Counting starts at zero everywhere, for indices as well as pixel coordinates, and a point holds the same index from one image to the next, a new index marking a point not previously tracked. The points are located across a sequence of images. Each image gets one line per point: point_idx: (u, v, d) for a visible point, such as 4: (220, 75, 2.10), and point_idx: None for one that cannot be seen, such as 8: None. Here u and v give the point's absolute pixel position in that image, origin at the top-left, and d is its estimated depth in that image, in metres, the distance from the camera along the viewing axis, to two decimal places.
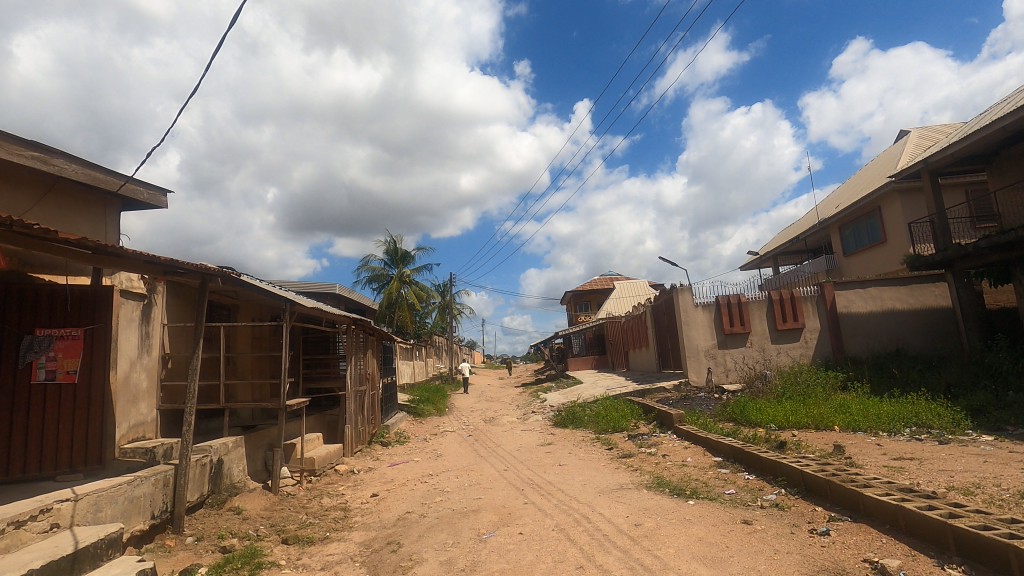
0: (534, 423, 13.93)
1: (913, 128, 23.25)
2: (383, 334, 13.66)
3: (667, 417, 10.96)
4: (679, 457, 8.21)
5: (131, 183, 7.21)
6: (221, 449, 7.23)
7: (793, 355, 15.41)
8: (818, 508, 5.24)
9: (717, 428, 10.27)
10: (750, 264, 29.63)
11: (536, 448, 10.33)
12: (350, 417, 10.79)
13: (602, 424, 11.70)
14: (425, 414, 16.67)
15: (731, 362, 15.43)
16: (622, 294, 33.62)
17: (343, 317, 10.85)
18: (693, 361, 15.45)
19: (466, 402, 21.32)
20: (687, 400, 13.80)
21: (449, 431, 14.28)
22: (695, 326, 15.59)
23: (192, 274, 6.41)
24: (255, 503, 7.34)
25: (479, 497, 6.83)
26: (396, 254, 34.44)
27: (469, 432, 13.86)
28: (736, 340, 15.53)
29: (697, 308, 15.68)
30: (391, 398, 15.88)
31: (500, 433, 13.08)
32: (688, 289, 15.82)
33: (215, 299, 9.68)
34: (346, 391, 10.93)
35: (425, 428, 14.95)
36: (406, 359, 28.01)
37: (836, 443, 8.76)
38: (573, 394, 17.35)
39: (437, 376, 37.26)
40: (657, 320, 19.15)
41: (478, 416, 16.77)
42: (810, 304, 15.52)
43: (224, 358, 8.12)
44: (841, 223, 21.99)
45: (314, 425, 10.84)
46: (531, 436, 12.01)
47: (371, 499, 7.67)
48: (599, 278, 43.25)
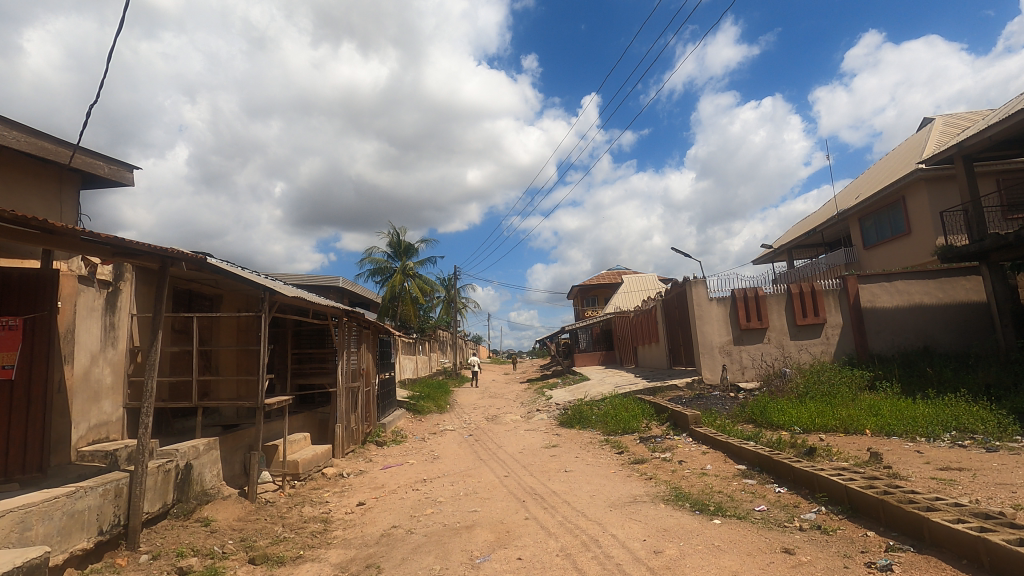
0: (538, 423, 13.18)
1: (938, 116, 22.21)
2: (380, 327, 12.94)
3: (681, 418, 10.18)
4: (697, 464, 7.42)
5: (88, 155, 6.55)
6: (190, 453, 6.52)
7: (813, 352, 14.56)
8: (870, 533, 4.46)
9: (736, 431, 9.47)
10: (764, 258, 28.68)
11: (539, 451, 9.56)
12: (341, 416, 10.08)
13: (611, 425, 10.91)
14: (425, 411, 15.97)
15: (747, 360, 14.59)
16: (630, 288, 32.73)
17: (335, 309, 10.11)
18: (707, 358, 14.64)
19: (469, 398, 20.60)
20: (701, 399, 13.02)
21: (449, 430, 13.56)
22: (709, 321, 14.77)
23: (149, 258, 5.68)
24: (227, 513, 6.63)
25: (475, 509, 6.09)
26: (399, 247, 33.76)
27: (470, 431, 13.12)
28: (752, 335, 14.69)
29: (712, 302, 14.86)
30: (390, 395, 15.20)
31: (502, 433, 12.33)
32: (702, 282, 14.99)
33: (195, 289, 8.97)
34: (337, 388, 10.23)
35: (424, 426, 14.24)
36: (409, 354, 27.36)
37: (871, 450, 7.93)
38: (580, 391, 16.60)
39: (441, 371, 36.63)
40: (668, 315, 18.34)
41: (480, 414, 16.05)
42: (831, 298, 14.67)
43: (197, 352, 7.37)
44: (863, 214, 21.00)
45: (303, 424, 10.14)
46: (535, 437, 11.25)
47: (356, 509, 6.93)
48: (606, 273, 42.40)
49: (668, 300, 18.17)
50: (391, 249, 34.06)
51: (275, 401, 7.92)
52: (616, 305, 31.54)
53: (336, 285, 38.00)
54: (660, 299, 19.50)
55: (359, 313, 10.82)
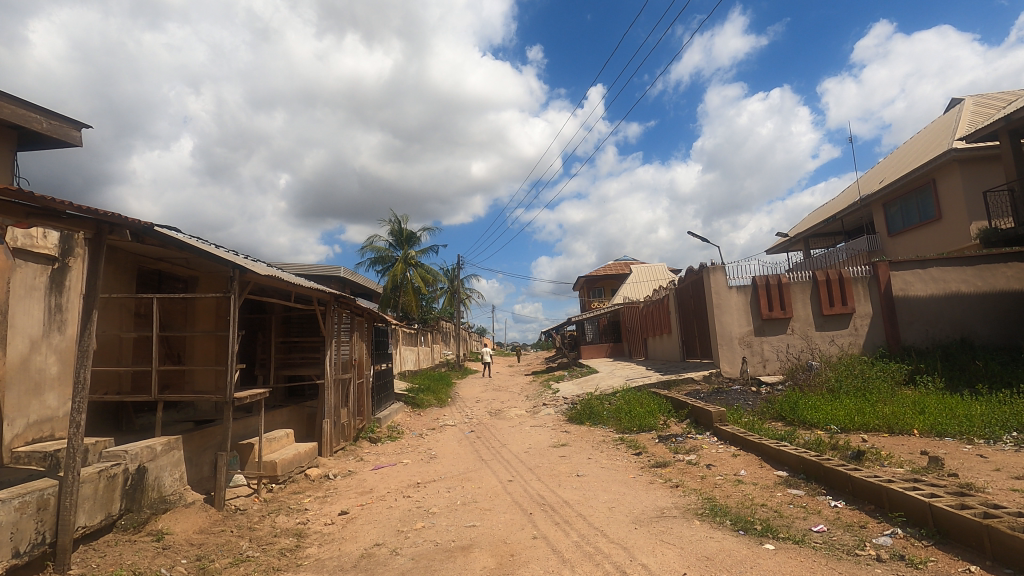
0: (545, 418, 12.26)
1: (968, 96, 21.01)
2: (375, 315, 12.01)
3: (703, 415, 9.22)
4: (728, 470, 6.47)
5: (23, 109, 5.75)
6: (143, 455, 5.63)
7: (841, 343, 13.54)
8: (974, 568, 3.51)
9: (766, 430, 8.52)
10: (779, 248, 27.61)
11: (547, 451, 8.64)
12: (329, 411, 9.19)
13: (625, 423, 9.97)
14: (424, 405, 15.08)
15: (769, 352, 13.60)
16: (639, 278, 31.68)
17: (323, 293, 9.16)
18: (726, 350, 13.66)
19: (472, 391, 19.71)
20: (721, 395, 12.07)
21: (449, 425, 12.67)
22: (728, 310, 13.78)
23: (80, 224, 4.74)
24: (188, 523, 5.74)
25: (474, 524, 5.16)
26: (401, 236, 32.81)
27: (471, 426, 12.20)
28: (775, 326, 13.69)
29: (731, 289, 13.89)
30: (387, 387, 14.33)
31: (506, 429, 11.40)
32: (722, 268, 13.98)
33: (164, 269, 8.06)
34: (324, 380, 9.32)
35: (423, 421, 13.35)
36: (410, 345, 26.53)
37: (926, 453, 6.96)
38: (588, 384, 15.67)
39: (443, 363, 35.71)
40: (682, 304, 17.36)
41: (483, 408, 15.15)
42: (860, 286, 13.65)
43: (155, 338, 6.36)
44: (888, 199, 19.88)
45: (287, 419, 9.24)
46: (542, 434, 10.31)
47: (338, 519, 6.01)
48: (614, 264, 41.40)
49: (682, 289, 17.18)
50: (392, 238, 33.07)
51: (250, 394, 7.01)
52: (624, 296, 30.54)
53: (337, 275, 37.32)
54: (673, 288, 18.50)
55: (350, 299, 9.86)
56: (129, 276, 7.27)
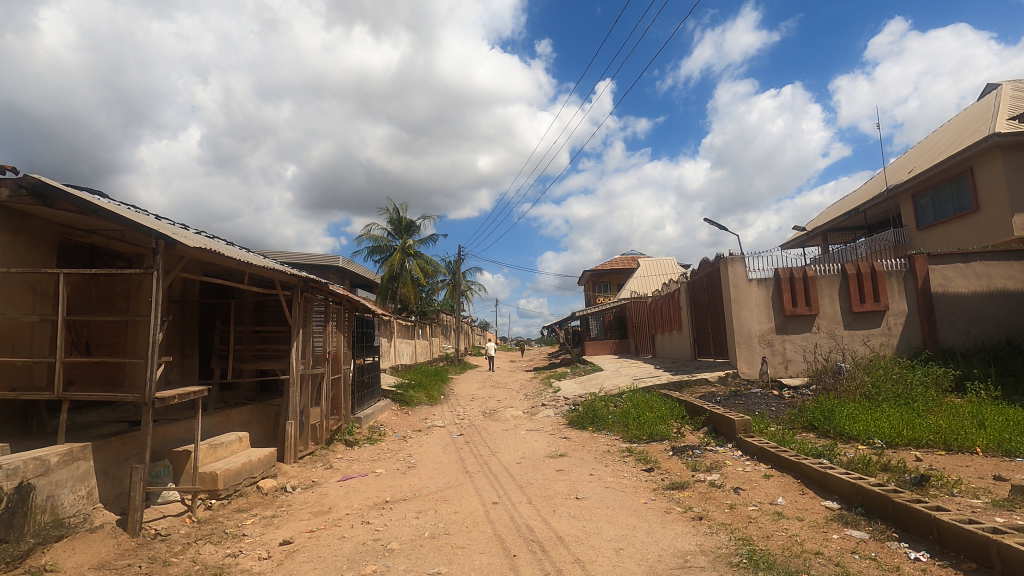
0: (543, 421, 11.07)
1: (1004, 82, 19.61)
2: (357, 304, 10.81)
3: (724, 423, 7.98)
4: (764, 499, 5.23)
5: None
6: (28, 469, 4.44)
7: (872, 344, 12.26)
8: None
9: (798, 443, 7.32)
10: (795, 242, 26.29)
11: (542, 463, 7.44)
12: (294, 411, 8.04)
13: (632, 430, 8.75)
14: (413, 402, 13.92)
15: (792, 352, 12.34)
16: (646, 272, 30.38)
17: (289, 276, 8.00)
18: (744, 349, 12.43)
19: (468, 388, 18.54)
20: (741, 399, 10.83)
21: (437, 426, 11.51)
22: (747, 305, 12.54)
23: None
24: (87, 555, 4.56)
25: (439, 571, 3.95)
26: (400, 225, 31.66)
27: (462, 429, 11.01)
28: (799, 324, 12.42)
29: (751, 282, 12.63)
30: (372, 384, 13.17)
31: (498, 433, 10.19)
32: (741, 259, 12.71)
33: (98, 244, 6.89)
34: (289, 376, 8.14)
35: (409, 421, 12.18)
36: (405, 338, 25.41)
37: (1002, 478, 5.74)
38: (592, 383, 14.46)
39: (443, 357, 34.55)
40: (695, 299, 16.11)
41: (477, 408, 13.97)
42: (894, 281, 12.37)
43: (60, 323, 5.17)
44: (917, 190, 18.50)
45: (246, 420, 8.09)
46: (539, 441, 9.10)
47: (276, 552, 4.81)
48: (621, 258, 40.15)
49: (695, 282, 15.93)
50: (391, 226, 31.94)
51: (189, 390, 5.77)
52: (630, 291, 29.30)
53: (336, 265, 36.42)
54: (685, 282, 17.23)
55: (323, 284, 8.63)
56: (45, 248, 6.10)
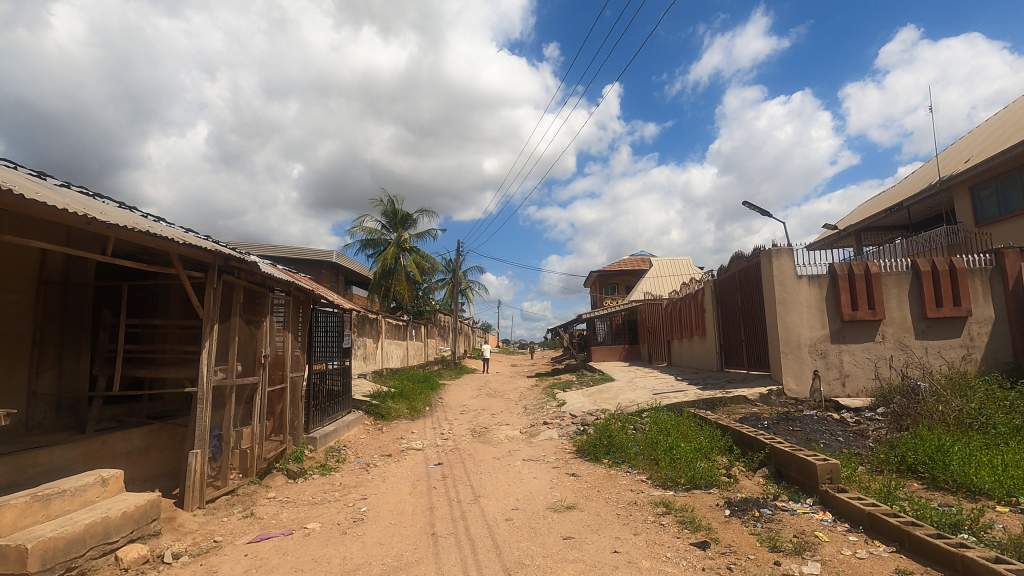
0: (546, 447, 8.83)
1: None
2: (314, 296, 8.63)
3: (797, 467, 5.72)
4: None
5: None
6: None
7: (950, 357, 10.02)
8: None
9: (914, 499, 5.09)
10: (824, 243, 23.98)
11: (543, 524, 5.18)
12: (201, 439, 5.83)
13: (664, 469, 6.55)
14: (391, 415, 11.71)
15: (851, 366, 10.11)
16: (659, 272, 28.12)
17: (200, 253, 5.76)
18: (792, 361, 10.18)
19: (461, 397, 16.32)
20: (797, 426, 8.54)
21: (413, 449, 9.29)
22: (796, 307, 10.30)
23: None
24: None
25: None
26: (395, 217, 29.48)
27: (443, 455, 8.80)
28: (859, 331, 10.17)
29: (801, 280, 10.39)
30: (341, 393, 10.97)
31: (488, 464, 7.96)
32: (789, 252, 10.49)
33: None
34: (197, 391, 5.90)
35: (381, 440, 9.97)
36: (395, 339, 23.24)
37: None
38: (603, 397, 12.20)
39: (439, 360, 32.37)
40: (725, 300, 13.86)
41: (467, 424, 11.74)
42: (976, 280, 10.11)
43: None
44: (977, 180, 16.18)
45: (136, 449, 5.91)
46: (539, 481, 6.84)
47: None
48: (630, 259, 37.92)
49: (726, 280, 13.71)
50: (385, 219, 29.79)
51: None
52: (641, 292, 27.06)
53: (329, 260, 34.45)
54: (712, 280, 14.98)
55: (254, 265, 6.41)
56: None
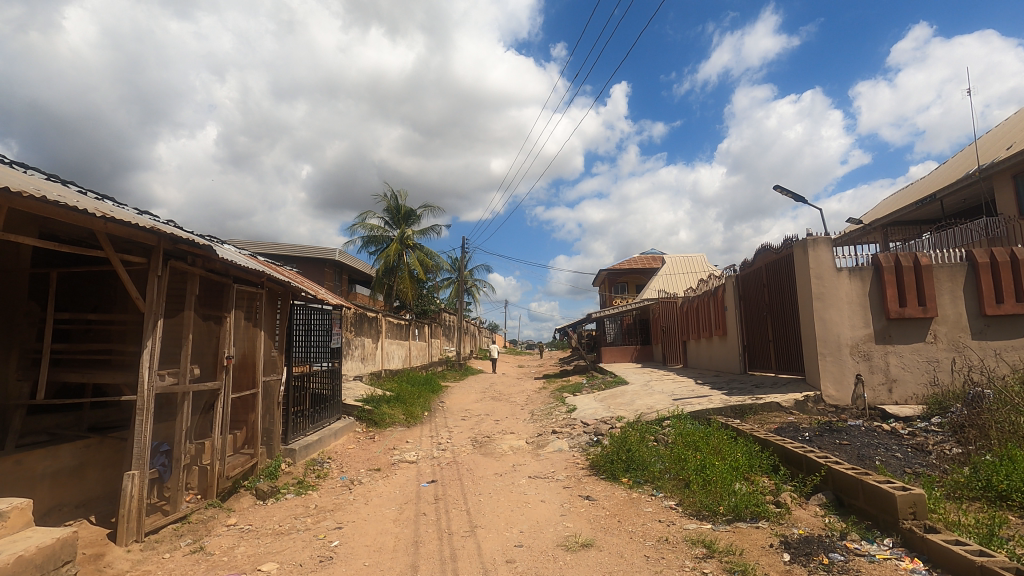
0: (555, 462, 7.77)
1: None
2: (294, 288, 7.66)
3: (868, 496, 4.63)
4: None
5: None
6: None
7: (1011, 359, 8.90)
8: None
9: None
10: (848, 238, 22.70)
11: (552, 570, 4.13)
12: (139, 458, 4.84)
13: (698, 494, 5.50)
14: (385, 422, 10.70)
15: (898, 369, 9.01)
16: (672, 270, 26.98)
17: (136, 233, 4.77)
18: (830, 363, 9.10)
19: (464, 401, 15.28)
20: (843, 438, 7.46)
21: (406, 462, 8.27)
22: (835, 303, 9.22)
23: None
24: None
25: None
26: (398, 213, 28.50)
27: (439, 469, 7.79)
28: (907, 330, 9.07)
29: (840, 273, 9.28)
30: (329, 399, 9.97)
31: (489, 482, 6.94)
32: (826, 242, 9.39)
33: None
34: (136, 400, 4.91)
35: (372, 450, 8.96)
36: (397, 339, 22.26)
37: None
38: (617, 403, 11.12)
39: (444, 362, 31.40)
40: (749, 297, 12.78)
41: (468, 431, 10.70)
42: None
43: None
44: (1020, 168, 14.94)
45: (64, 469, 4.95)
46: (547, 506, 5.80)
47: None
48: (641, 257, 36.73)
49: (751, 275, 12.59)
50: (387, 215, 28.84)
51: None
52: (654, 291, 25.93)
53: (332, 258, 33.58)
54: (733, 276, 13.90)
55: (212, 251, 5.42)
56: None
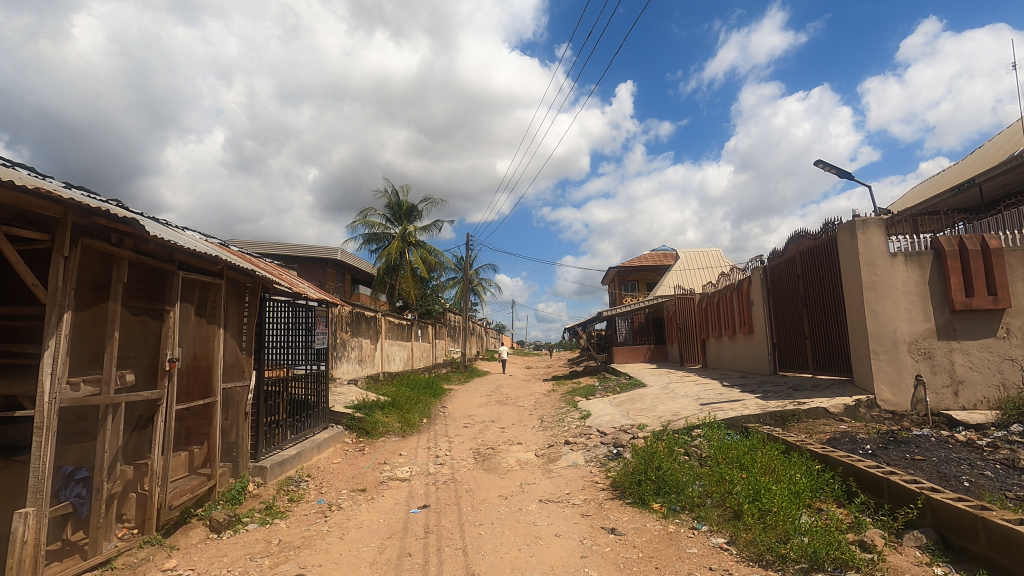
0: (570, 481, 6.61)
1: None
2: (262, 280, 6.57)
3: (999, 540, 3.46)
4: None
5: None
6: None
7: None
8: None
9: None
10: None
11: None
12: (36, 491, 3.74)
13: (757, 531, 4.34)
14: (377, 432, 9.56)
15: (964, 369, 7.82)
16: (687, 266, 25.73)
17: (30, 199, 3.66)
18: (885, 362, 7.91)
19: (467, 406, 14.14)
20: (915, 452, 6.26)
21: (397, 481, 7.14)
22: (890, 294, 8.02)
23: None
24: None
25: None
26: (399, 209, 27.45)
27: (433, 490, 6.64)
28: (974, 324, 7.88)
29: (895, 259, 8.08)
30: (313, 406, 8.85)
31: (493, 508, 5.79)
32: (878, 224, 8.18)
33: None
34: (34, 417, 3.79)
35: (358, 465, 7.83)
36: (398, 341, 21.14)
37: None
38: (637, 409, 9.93)
39: (449, 363, 30.30)
40: (781, 290, 11.58)
41: (470, 441, 9.56)
42: None
43: None
44: None
45: None
46: (563, 544, 4.65)
47: None
48: (652, 254, 35.50)
49: (783, 266, 11.37)
50: (389, 211, 27.81)
51: None
52: (668, 287, 24.68)
53: (333, 258, 32.56)
54: (760, 267, 12.69)
55: (140, 228, 4.33)
56: None
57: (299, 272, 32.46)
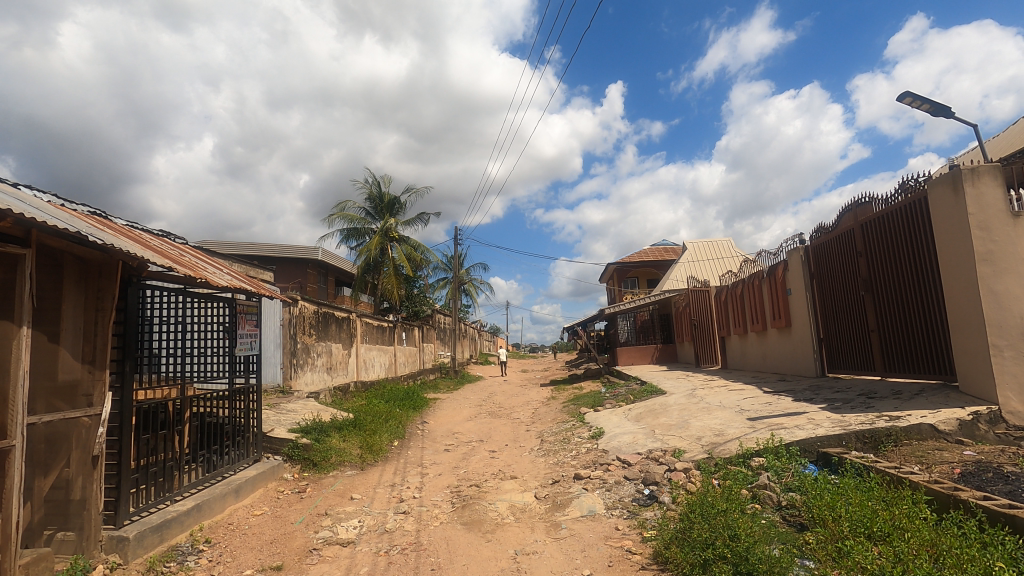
0: (590, 549, 4.38)
1: None
2: (122, 254, 4.35)
3: None
4: None
5: None
6: None
7: None
8: None
9: None
10: None
11: None
12: None
13: None
14: (328, 463, 7.33)
15: None
16: (695, 257, 23.57)
17: None
18: (1011, 359, 5.79)
19: (452, 422, 11.87)
20: None
21: (335, 548, 4.89)
22: (1014, 267, 5.91)
23: None
24: None
25: None
26: (381, 202, 25.20)
27: (384, 567, 4.39)
28: None
29: (1018, 220, 5.99)
30: (236, 433, 6.58)
31: None
32: (992, 174, 6.08)
33: None
34: None
35: (287, 520, 5.57)
36: (378, 345, 18.81)
37: None
38: (665, 426, 7.72)
39: (439, 369, 28.00)
40: (831, 274, 9.46)
41: (449, 473, 7.32)
42: None
43: None
44: None
45: None
46: None
47: None
48: (653, 249, 33.37)
49: (835, 243, 9.23)
50: (370, 204, 25.53)
51: None
52: (676, 281, 22.54)
53: (313, 258, 30.20)
54: (800, 248, 10.54)
55: None
56: None
57: (276, 273, 30.08)
